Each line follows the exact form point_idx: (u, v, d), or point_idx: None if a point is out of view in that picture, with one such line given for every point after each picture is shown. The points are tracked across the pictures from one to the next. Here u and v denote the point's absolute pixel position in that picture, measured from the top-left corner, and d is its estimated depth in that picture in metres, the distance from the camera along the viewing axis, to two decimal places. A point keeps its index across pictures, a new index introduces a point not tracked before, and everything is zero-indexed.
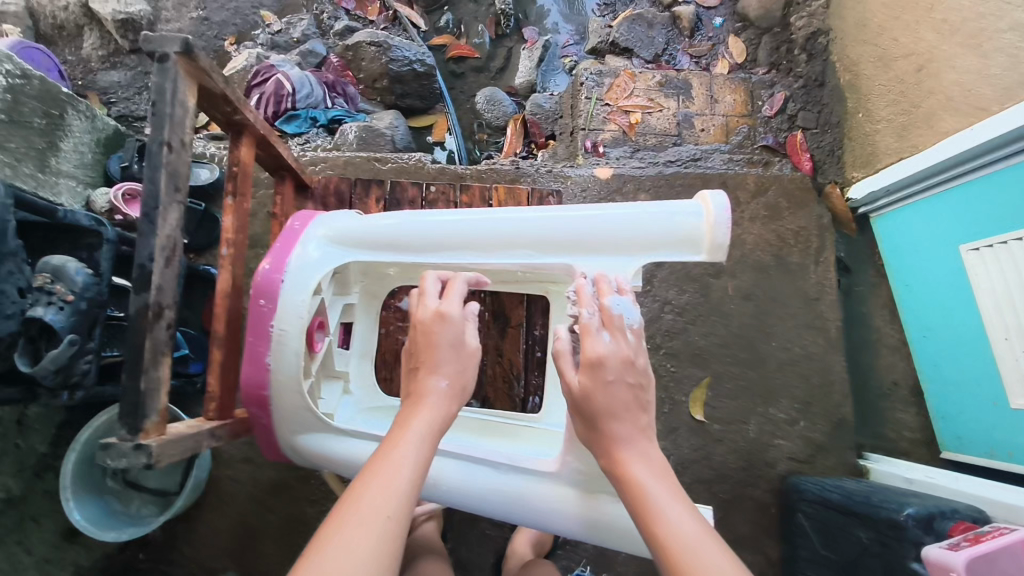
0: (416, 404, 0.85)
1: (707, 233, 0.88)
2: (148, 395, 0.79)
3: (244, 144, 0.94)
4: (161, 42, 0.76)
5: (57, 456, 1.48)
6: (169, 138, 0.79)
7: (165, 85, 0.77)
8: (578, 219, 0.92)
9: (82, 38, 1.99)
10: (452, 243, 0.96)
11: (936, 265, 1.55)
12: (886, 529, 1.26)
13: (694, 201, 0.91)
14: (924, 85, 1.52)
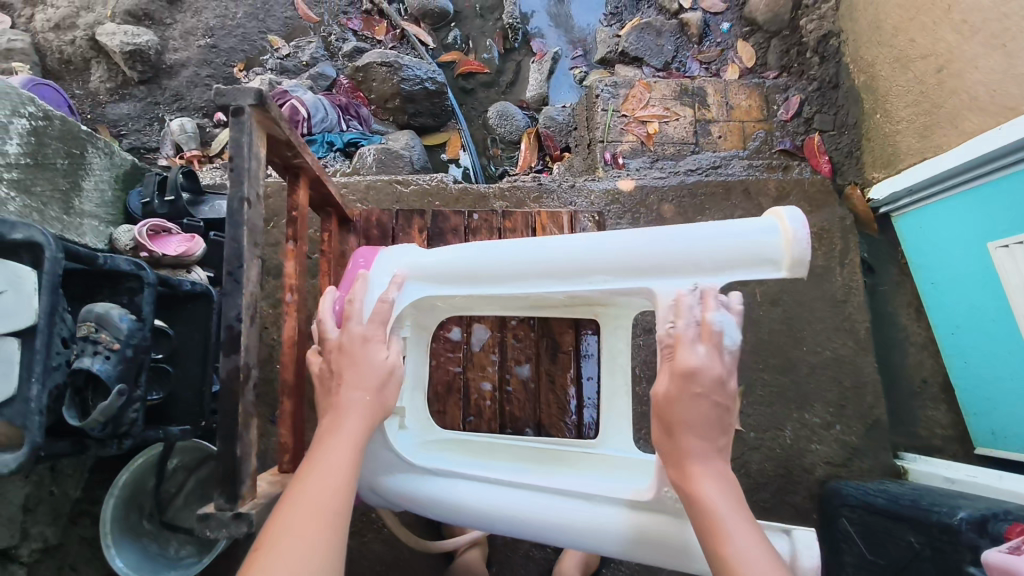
0: (336, 417, 0.81)
1: (785, 251, 0.80)
2: (243, 460, 0.77)
3: (301, 186, 0.92)
4: (235, 95, 0.75)
5: (89, 501, 1.44)
6: (249, 193, 0.76)
7: (242, 139, 0.75)
8: (642, 242, 0.85)
9: (89, 72, 1.99)
10: (511, 275, 0.91)
11: (963, 263, 1.55)
12: (939, 533, 1.25)
13: (768, 216, 0.83)
14: (946, 85, 1.52)
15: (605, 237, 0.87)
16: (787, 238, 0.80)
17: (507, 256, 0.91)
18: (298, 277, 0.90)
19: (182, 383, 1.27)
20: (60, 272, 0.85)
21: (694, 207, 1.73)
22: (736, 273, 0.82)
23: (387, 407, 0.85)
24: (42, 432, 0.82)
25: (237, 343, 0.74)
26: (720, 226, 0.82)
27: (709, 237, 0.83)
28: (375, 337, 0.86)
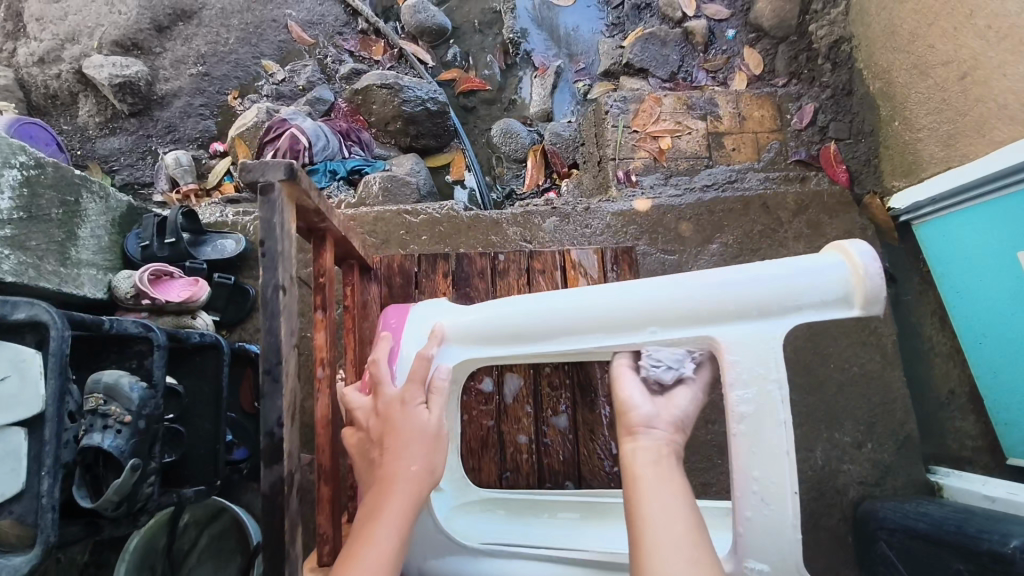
0: (378, 493, 0.73)
1: (858, 288, 0.75)
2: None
3: (327, 250, 0.89)
4: (264, 170, 0.71)
5: (98, 564, 1.37)
6: (283, 279, 0.71)
7: (274, 219, 0.71)
8: (700, 286, 0.80)
9: (77, 106, 1.93)
10: (558, 329, 0.85)
11: (990, 269, 1.48)
12: (990, 563, 1.17)
13: (832, 252, 0.79)
14: (970, 93, 1.48)
15: (659, 283, 0.82)
16: (858, 274, 0.75)
17: (549, 310, 0.85)
18: (328, 349, 0.87)
19: (197, 440, 1.20)
20: (67, 351, 0.79)
21: (712, 224, 1.67)
22: (804, 314, 0.77)
23: (436, 476, 0.76)
24: (56, 528, 0.76)
25: (280, 450, 0.68)
26: (782, 265, 0.77)
27: (773, 278, 0.77)
28: (416, 400, 0.79)
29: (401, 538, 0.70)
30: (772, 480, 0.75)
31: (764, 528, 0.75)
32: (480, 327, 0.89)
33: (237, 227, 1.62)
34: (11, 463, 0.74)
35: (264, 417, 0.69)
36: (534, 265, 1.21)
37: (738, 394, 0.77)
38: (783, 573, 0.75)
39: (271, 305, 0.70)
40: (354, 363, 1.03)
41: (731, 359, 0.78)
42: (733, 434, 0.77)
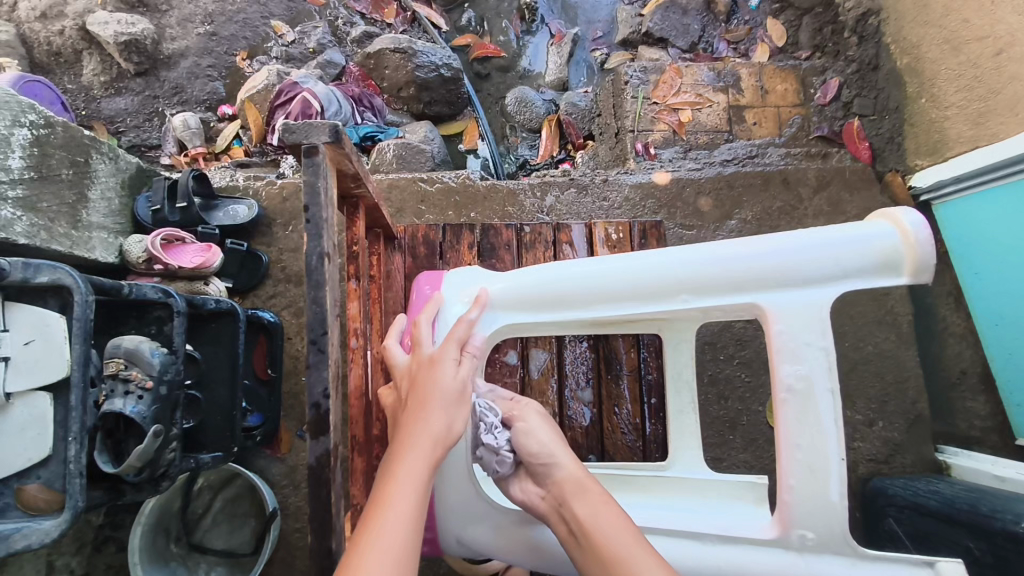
0: (397, 455, 0.71)
1: (908, 256, 0.76)
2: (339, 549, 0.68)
3: (361, 216, 0.88)
4: (308, 132, 0.68)
5: (114, 526, 1.37)
6: (326, 245, 0.68)
7: (318, 181, 0.69)
8: (744, 254, 0.80)
9: (81, 64, 1.88)
10: (603, 293, 0.85)
11: (1011, 250, 1.47)
12: (1002, 541, 1.19)
13: (879, 219, 0.79)
14: (1005, 70, 1.45)
15: (703, 250, 0.82)
16: (907, 241, 0.75)
17: (595, 275, 0.86)
18: (360, 320, 0.85)
19: (212, 408, 1.18)
20: (91, 316, 0.76)
21: (731, 199, 1.65)
22: (851, 282, 0.77)
23: (456, 434, 0.75)
24: (84, 494, 0.74)
25: (326, 422, 0.66)
26: (831, 233, 0.78)
27: (823, 245, 0.78)
28: (447, 360, 0.79)
29: (424, 499, 0.67)
30: (816, 448, 0.77)
31: (809, 499, 0.77)
32: (526, 293, 0.89)
33: (248, 192, 1.58)
34: (37, 427, 0.73)
35: (308, 387, 0.67)
36: (559, 237, 1.19)
37: (787, 370, 0.78)
38: (828, 547, 0.77)
39: (315, 273, 0.67)
40: (377, 327, 1.04)
41: (779, 329, 0.79)
42: (781, 398, 0.78)
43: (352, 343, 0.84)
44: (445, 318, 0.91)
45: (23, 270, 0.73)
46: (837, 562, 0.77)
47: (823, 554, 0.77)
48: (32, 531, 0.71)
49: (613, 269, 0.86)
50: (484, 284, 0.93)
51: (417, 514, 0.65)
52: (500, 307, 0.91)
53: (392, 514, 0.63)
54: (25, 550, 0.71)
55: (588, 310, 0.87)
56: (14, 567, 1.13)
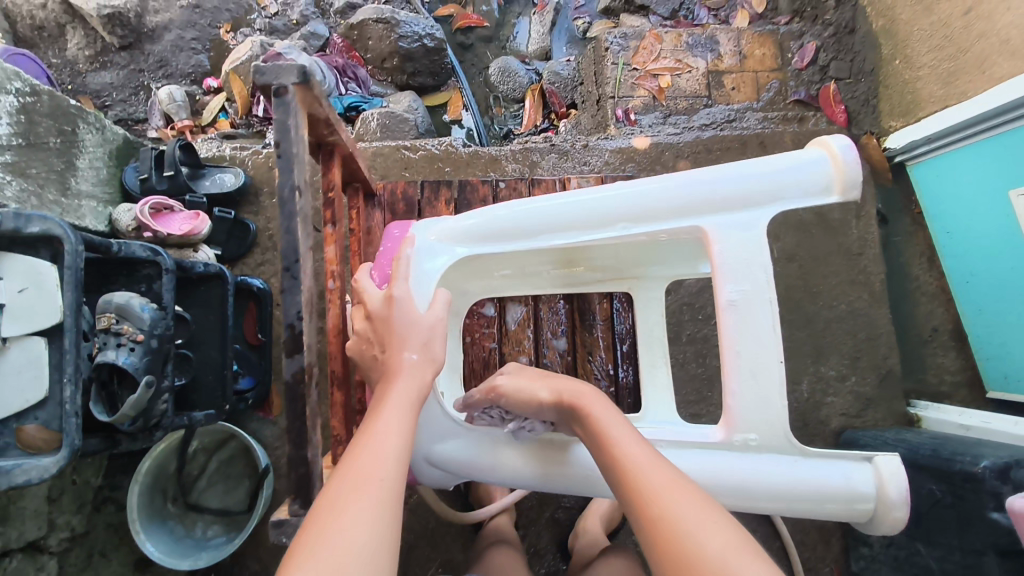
0: (385, 385, 0.74)
1: (837, 178, 0.83)
2: (314, 467, 0.73)
3: (337, 165, 0.91)
4: (277, 73, 0.71)
5: (113, 487, 1.41)
6: (297, 180, 0.72)
7: (289, 122, 0.71)
8: (689, 181, 0.86)
9: (65, 38, 1.89)
10: (559, 222, 0.90)
11: (982, 206, 1.51)
12: (962, 481, 1.26)
13: (814, 148, 0.86)
14: (974, 28, 1.48)
15: (651, 182, 0.88)
16: (835, 165, 0.83)
17: (553, 208, 0.90)
18: (339, 262, 0.88)
19: (205, 366, 1.22)
20: (81, 266, 0.80)
21: (710, 162, 1.68)
22: (786, 203, 0.84)
23: (438, 359, 0.80)
24: (79, 434, 0.79)
25: (300, 343, 0.71)
26: (771, 161, 0.84)
27: (762, 172, 0.84)
28: (402, 293, 0.81)
29: (411, 421, 0.71)
30: (753, 353, 0.83)
31: (751, 398, 0.84)
32: (486, 227, 0.93)
33: (235, 162, 1.61)
34: (33, 371, 0.78)
35: (283, 311, 0.71)
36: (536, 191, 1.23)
37: (730, 287, 0.84)
38: (772, 442, 0.83)
39: (287, 207, 0.71)
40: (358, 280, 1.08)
41: (720, 246, 0.85)
42: (723, 307, 0.84)
43: (330, 285, 0.89)
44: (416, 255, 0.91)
45: (13, 220, 0.76)
46: (782, 459, 0.83)
47: (768, 451, 0.83)
48: (32, 466, 0.76)
49: (568, 203, 0.89)
50: (446, 222, 0.95)
51: (403, 438, 0.68)
52: (458, 239, 0.94)
53: (378, 437, 0.66)
54: (25, 484, 0.75)
55: (546, 239, 0.91)
56: (17, 522, 1.17)
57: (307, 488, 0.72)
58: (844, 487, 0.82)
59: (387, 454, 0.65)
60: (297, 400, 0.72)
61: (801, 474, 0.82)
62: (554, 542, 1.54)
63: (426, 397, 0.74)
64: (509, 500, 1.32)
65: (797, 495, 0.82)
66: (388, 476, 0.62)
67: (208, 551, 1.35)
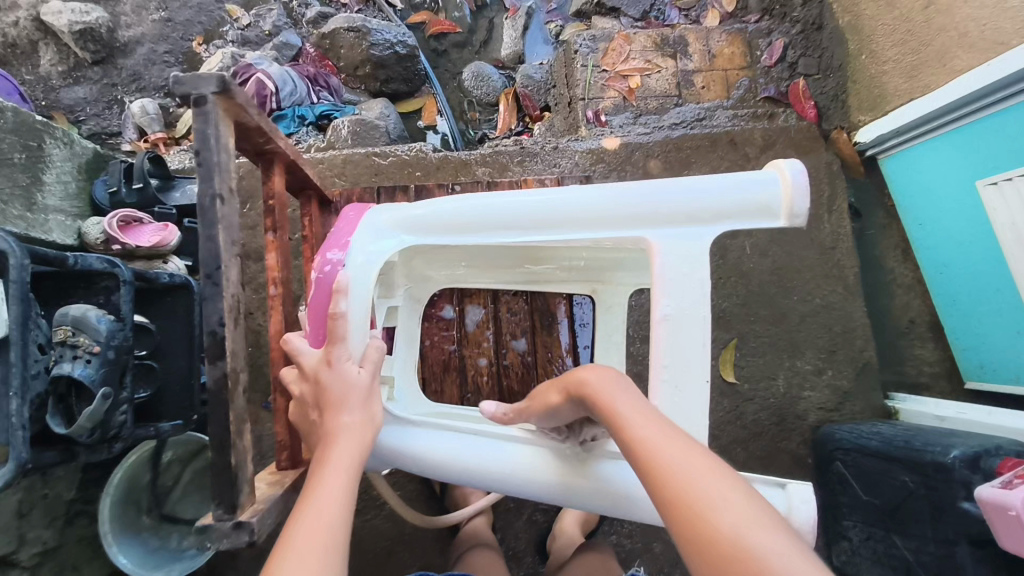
0: (325, 446, 0.78)
1: (785, 201, 0.80)
2: (239, 467, 0.78)
3: (276, 173, 0.94)
4: (196, 83, 0.74)
5: (86, 500, 1.41)
6: (219, 188, 0.76)
7: (206, 131, 0.75)
8: (636, 191, 0.83)
9: (38, 55, 1.89)
10: (501, 222, 0.88)
11: (949, 198, 1.53)
12: (933, 472, 1.26)
13: (767, 169, 0.83)
14: (934, 22, 1.50)
15: (599, 190, 0.85)
16: (787, 186, 0.79)
17: (497, 207, 0.87)
18: (281, 269, 0.95)
19: (170, 377, 1.22)
20: (27, 279, 0.81)
21: (680, 161, 1.69)
22: (731, 222, 0.82)
23: (377, 421, 0.84)
24: (29, 447, 0.81)
25: (222, 347, 0.76)
26: (720, 178, 0.81)
27: (708, 188, 0.81)
28: (342, 356, 0.84)
29: (355, 477, 0.75)
30: (682, 368, 0.83)
31: (674, 413, 0.83)
32: (428, 221, 0.90)
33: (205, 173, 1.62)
34: None
35: (205, 317, 0.76)
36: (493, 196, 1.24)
37: (665, 301, 0.83)
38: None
39: (207, 214, 0.76)
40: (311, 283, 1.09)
41: (661, 260, 0.83)
42: (658, 321, 0.83)
43: (273, 291, 0.95)
44: (353, 259, 0.89)
45: None
46: None
47: None
48: None
49: (513, 199, 0.87)
50: (396, 207, 0.93)
51: (345, 493, 0.72)
52: (405, 229, 0.92)
53: (322, 491, 0.71)
54: None
55: (488, 236, 0.89)
56: None
57: (231, 491, 0.77)
58: None
59: (336, 510, 0.69)
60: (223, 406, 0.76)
61: None
62: (532, 544, 1.54)
63: (368, 457, 0.79)
64: (483, 503, 1.32)
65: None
66: (336, 531, 0.67)
67: (181, 563, 1.35)
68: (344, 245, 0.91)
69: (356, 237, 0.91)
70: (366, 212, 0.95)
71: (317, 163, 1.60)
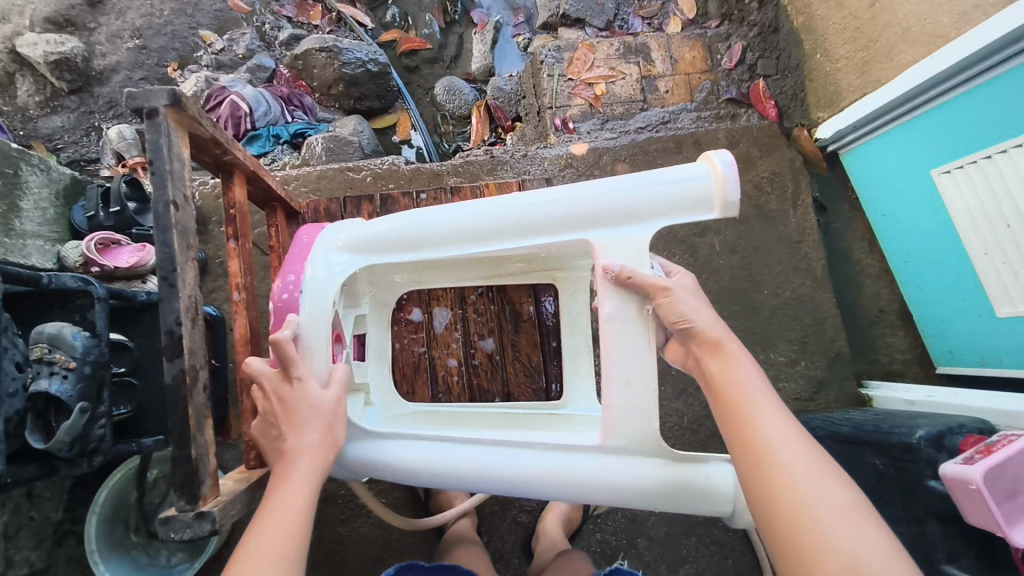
0: (286, 463, 0.82)
1: (718, 192, 0.87)
2: (200, 464, 0.81)
3: (236, 183, 0.99)
4: (147, 97, 0.78)
5: (74, 521, 1.41)
6: (173, 195, 0.80)
7: (161, 142, 0.79)
8: (575, 195, 0.91)
9: (14, 86, 1.93)
10: (450, 236, 0.95)
11: (909, 189, 1.57)
12: (901, 453, 1.28)
13: (699, 163, 0.90)
14: (880, 19, 1.56)
15: (540, 195, 0.92)
16: (718, 180, 0.87)
17: (446, 219, 0.95)
18: (243, 275, 0.99)
19: (148, 392, 1.24)
20: None
21: (647, 163, 1.73)
22: (668, 216, 0.89)
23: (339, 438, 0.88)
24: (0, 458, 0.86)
25: (180, 347, 0.79)
26: (655, 176, 0.89)
27: (645, 186, 0.89)
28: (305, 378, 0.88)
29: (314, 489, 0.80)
30: (628, 362, 0.90)
31: (624, 408, 0.89)
32: (384, 239, 0.98)
33: None
34: None
35: (162, 319, 0.80)
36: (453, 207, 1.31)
37: (609, 301, 0.90)
38: (639, 445, 0.89)
39: (162, 220, 0.79)
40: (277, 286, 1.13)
41: (603, 259, 0.91)
42: (603, 319, 0.91)
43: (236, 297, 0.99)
44: (310, 277, 0.95)
45: None
46: (650, 463, 0.89)
47: (635, 455, 0.89)
48: None
49: (460, 212, 0.95)
50: (353, 229, 1.00)
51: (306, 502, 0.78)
52: (358, 250, 0.99)
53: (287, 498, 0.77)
54: None
55: (440, 250, 0.96)
56: None
57: (193, 485, 0.80)
58: (707, 486, 0.89)
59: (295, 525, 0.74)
60: (183, 401, 0.80)
61: (664, 478, 0.89)
62: (519, 545, 1.55)
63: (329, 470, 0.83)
64: (467, 504, 1.33)
65: (662, 494, 0.89)
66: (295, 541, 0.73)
67: None
68: (299, 270, 0.96)
69: (311, 258, 0.97)
70: (320, 232, 1.02)
71: (291, 180, 1.64)
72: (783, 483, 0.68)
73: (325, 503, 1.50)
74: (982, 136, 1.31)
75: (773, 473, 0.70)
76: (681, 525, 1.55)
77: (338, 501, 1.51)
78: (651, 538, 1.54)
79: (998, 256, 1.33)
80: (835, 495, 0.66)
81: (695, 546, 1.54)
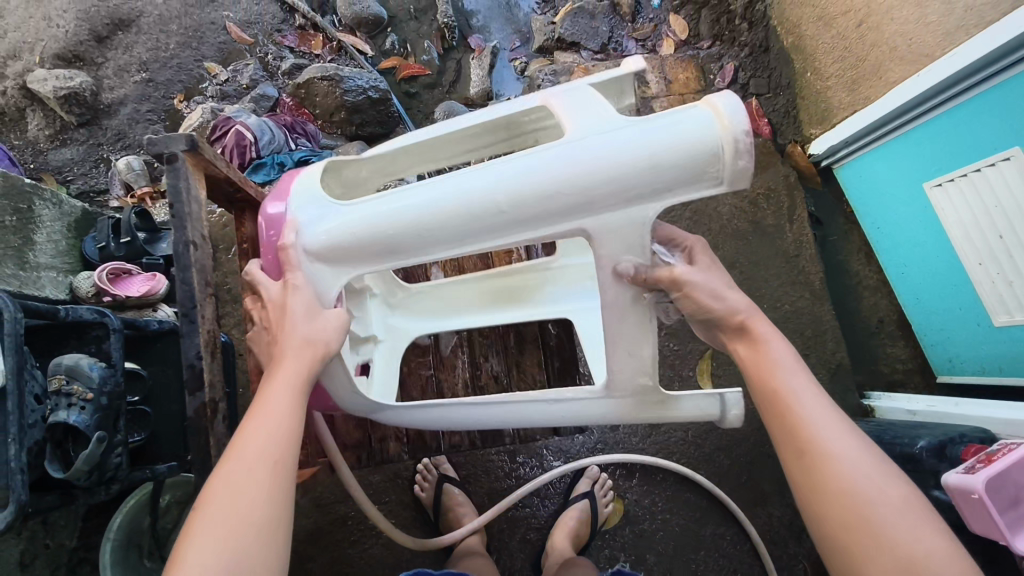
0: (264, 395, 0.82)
1: (723, 137, 0.79)
2: None
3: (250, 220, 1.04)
4: (168, 143, 0.83)
5: (88, 548, 1.43)
6: (192, 235, 0.84)
7: (181, 185, 0.83)
8: (563, 156, 0.84)
9: (26, 121, 1.98)
10: (430, 220, 0.90)
11: (901, 203, 1.61)
12: (903, 463, 1.30)
13: (700, 106, 0.82)
14: (868, 38, 1.60)
15: (523, 162, 0.86)
16: (720, 126, 0.79)
17: (425, 205, 0.90)
18: None
19: (162, 420, 1.26)
20: (21, 331, 0.90)
21: None
22: (668, 171, 0.81)
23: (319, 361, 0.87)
24: (25, 489, 0.88)
25: (201, 379, 0.83)
26: (649, 126, 0.82)
27: (637, 138, 0.82)
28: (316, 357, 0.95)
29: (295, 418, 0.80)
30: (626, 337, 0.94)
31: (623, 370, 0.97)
32: (362, 230, 0.93)
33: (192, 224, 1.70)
34: None
35: (184, 352, 0.83)
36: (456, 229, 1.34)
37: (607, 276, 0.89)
38: (638, 389, 1.00)
39: (184, 258, 0.83)
40: None
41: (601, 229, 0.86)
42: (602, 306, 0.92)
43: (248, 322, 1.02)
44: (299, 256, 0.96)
45: None
46: (645, 403, 1.02)
47: (633, 398, 1.01)
48: None
49: (439, 194, 0.90)
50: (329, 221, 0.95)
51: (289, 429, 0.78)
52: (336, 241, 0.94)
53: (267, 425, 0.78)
54: None
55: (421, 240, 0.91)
56: None
57: None
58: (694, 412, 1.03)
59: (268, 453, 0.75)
60: (205, 431, 0.83)
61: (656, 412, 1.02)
62: (528, 563, 1.56)
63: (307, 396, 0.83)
64: (478, 522, 1.34)
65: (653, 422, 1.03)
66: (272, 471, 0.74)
67: None
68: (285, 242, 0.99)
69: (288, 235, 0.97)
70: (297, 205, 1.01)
71: None
72: (838, 473, 0.71)
73: (336, 524, 1.52)
74: (970, 150, 1.35)
75: (825, 464, 0.72)
76: (688, 539, 1.56)
77: (348, 523, 1.52)
78: (659, 553, 1.56)
79: (992, 267, 1.36)
80: (888, 487, 0.69)
81: (704, 561, 1.55)
